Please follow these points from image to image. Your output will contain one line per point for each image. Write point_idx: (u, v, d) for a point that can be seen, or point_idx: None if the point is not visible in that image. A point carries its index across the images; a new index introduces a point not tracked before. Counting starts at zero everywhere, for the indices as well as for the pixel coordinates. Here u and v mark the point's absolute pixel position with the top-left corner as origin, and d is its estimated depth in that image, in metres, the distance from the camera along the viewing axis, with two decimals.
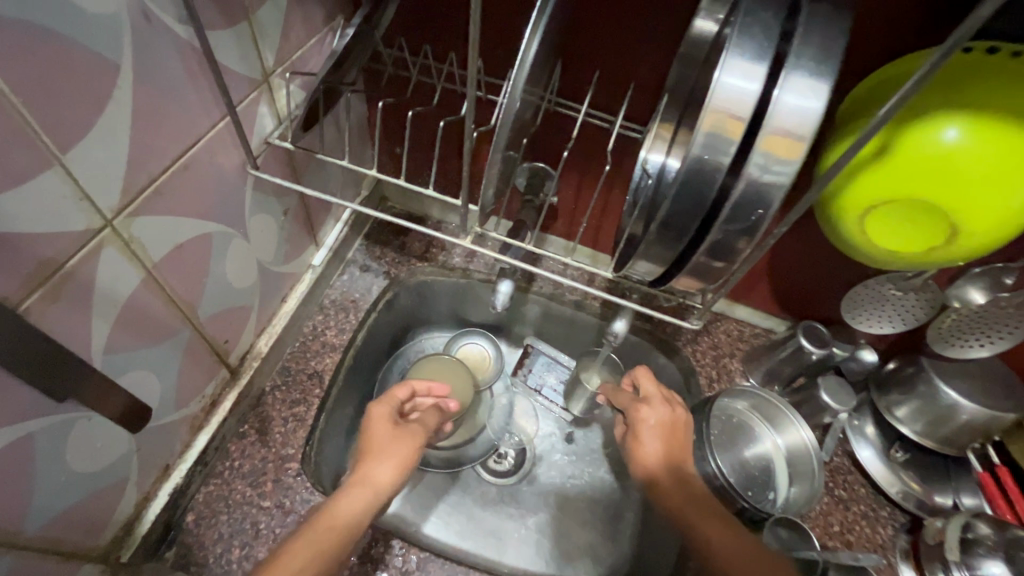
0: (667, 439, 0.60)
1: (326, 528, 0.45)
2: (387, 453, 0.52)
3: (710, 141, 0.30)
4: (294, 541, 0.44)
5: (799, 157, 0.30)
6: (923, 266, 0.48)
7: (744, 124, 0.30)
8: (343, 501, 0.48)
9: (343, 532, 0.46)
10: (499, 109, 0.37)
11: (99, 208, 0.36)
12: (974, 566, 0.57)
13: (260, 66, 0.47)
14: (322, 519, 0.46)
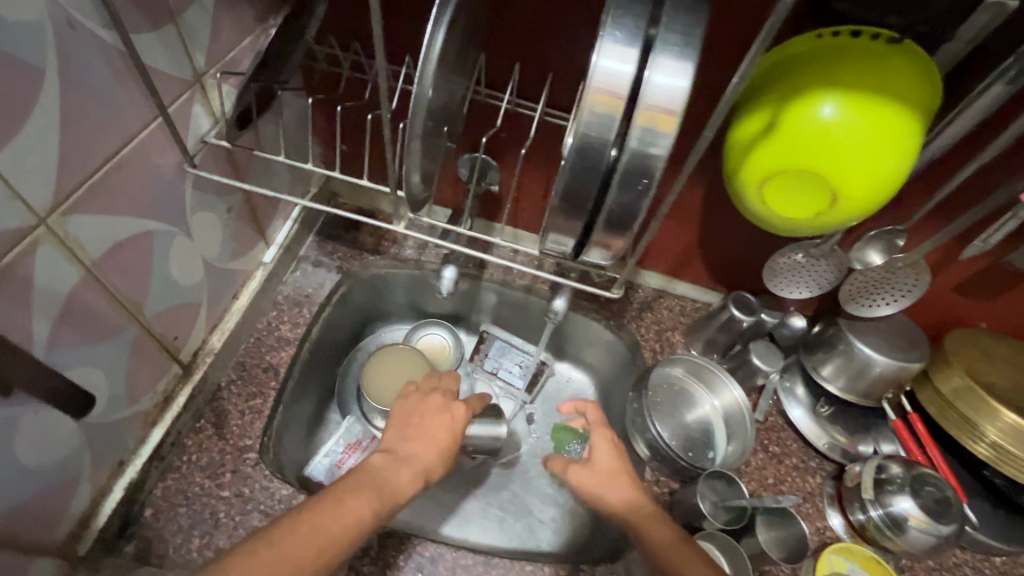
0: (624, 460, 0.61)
1: (385, 489, 0.50)
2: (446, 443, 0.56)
3: (595, 118, 0.34)
4: (353, 491, 0.48)
5: (673, 130, 0.34)
6: (811, 231, 0.53)
7: (622, 101, 0.34)
8: (405, 476, 0.52)
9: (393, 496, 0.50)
10: (412, 98, 0.40)
11: (33, 207, 0.38)
12: (886, 504, 0.64)
13: (191, 67, 0.49)
14: (380, 481, 0.50)
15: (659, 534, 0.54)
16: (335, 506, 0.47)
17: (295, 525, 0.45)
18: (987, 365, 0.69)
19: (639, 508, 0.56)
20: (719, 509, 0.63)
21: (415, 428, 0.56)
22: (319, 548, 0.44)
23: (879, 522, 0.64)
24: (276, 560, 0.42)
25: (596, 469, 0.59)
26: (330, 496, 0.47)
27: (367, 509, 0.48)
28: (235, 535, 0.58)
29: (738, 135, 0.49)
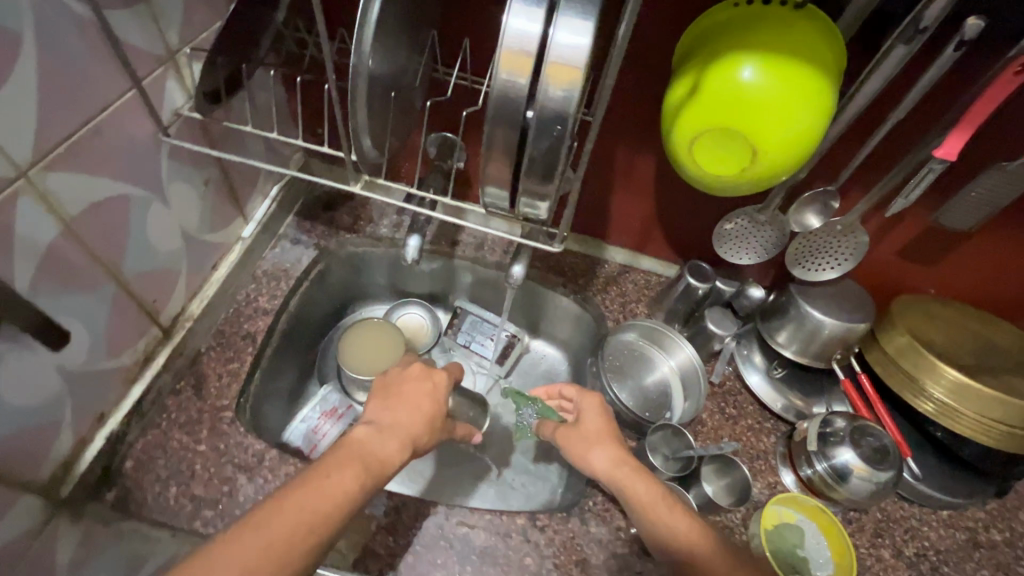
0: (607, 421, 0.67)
1: (369, 462, 0.50)
2: (432, 409, 0.59)
3: (509, 75, 0.39)
4: (339, 465, 0.48)
5: (577, 84, 0.38)
6: (735, 186, 0.56)
7: (531, 59, 0.38)
8: (392, 442, 0.53)
9: (381, 464, 0.51)
10: (354, 59, 0.44)
11: (14, 160, 0.42)
12: (830, 457, 0.67)
13: (163, 44, 0.53)
14: (365, 453, 0.51)
15: (639, 491, 0.58)
16: (318, 482, 0.46)
17: (280, 506, 0.44)
18: (929, 326, 0.72)
19: (623, 465, 0.61)
20: (670, 461, 0.67)
21: (397, 400, 0.58)
22: (308, 526, 0.44)
23: (824, 475, 0.68)
24: (267, 544, 0.42)
25: (583, 431, 0.66)
26: (312, 476, 0.47)
27: (355, 483, 0.48)
28: (210, 485, 0.62)
29: (674, 91, 0.53)
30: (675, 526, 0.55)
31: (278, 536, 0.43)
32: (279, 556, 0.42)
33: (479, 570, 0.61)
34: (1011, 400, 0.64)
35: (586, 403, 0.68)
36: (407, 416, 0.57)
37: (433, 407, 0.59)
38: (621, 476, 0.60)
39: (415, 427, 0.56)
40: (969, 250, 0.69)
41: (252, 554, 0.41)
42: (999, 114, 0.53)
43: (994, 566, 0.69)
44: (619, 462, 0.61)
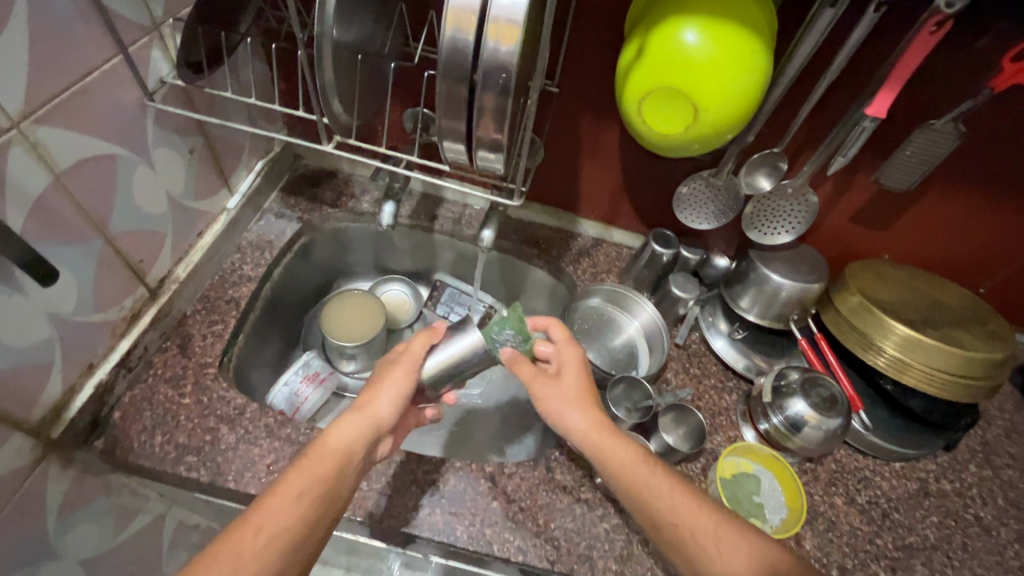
0: (585, 374, 0.65)
1: (325, 463, 0.54)
2: (392, 387, 0.62)
3: (455, 34, 0.43)
4: (291, 473, 0.53)
5: (516, 41, 0.42)
6: (681, 146, 0.60)
7: (474, 20, 0.42)
8: (346, 427, 0.57)
9: (344, 454, 0.56)
10: (319, 23, 0.48)
11: (7, 112, 0.46)
12: (784, 409, 0.71)
13: (148, 14, 0.58)
14: (321, 450, 0.55)
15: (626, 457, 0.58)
16: (278, 496, 0.51)
17: (241, 527, 0.49)
18: (880, 285, 0.75)
19: (603, 423, 0.60)
20: (631, 411, 0.70)
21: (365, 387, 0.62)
22: (272, 533, 0.49)
23: (780, 427, 0.71)
24: (232, 563, 0.46)
25: (563, 388, 0.63)
26: (271, 492, 0.51)
27: (316, 488, 0.52)
28: (194, 434, 0.66)
29: (625, 55, 0.57)
30: (659, 492, 0.55)
31: (244, 554, 0.47)
32: (246, 569, 0.46)
33: (449, 513, 0.65)
34: (953, 349, 0.67)
35: (569, 356, 0.65)
36: (366, 399, 0.60)
37: (392, 383, 0.62)
38: (606, 441, 0.59)
39: (377, 411, 0.60)
40: (916, 211, 0.73)
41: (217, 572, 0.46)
42: (925, 74, 0.58)
43: (942, 512, 0.72)
44: (602, 426, 0.60)
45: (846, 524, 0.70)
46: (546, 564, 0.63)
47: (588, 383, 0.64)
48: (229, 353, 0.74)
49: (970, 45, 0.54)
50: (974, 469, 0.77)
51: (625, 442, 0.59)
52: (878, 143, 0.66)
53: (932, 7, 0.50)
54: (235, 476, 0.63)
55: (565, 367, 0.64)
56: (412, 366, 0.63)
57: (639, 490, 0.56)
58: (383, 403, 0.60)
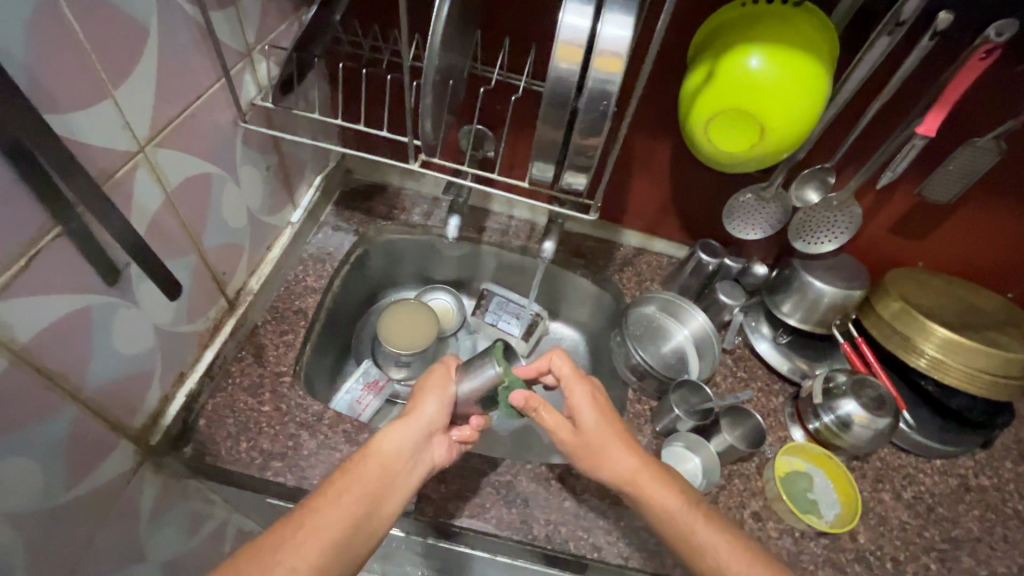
0: (603, 413, 0.64)
1: (374, 467, 0.57)
2: (435, 393, 0.64)
3: (562, 65, 0.46)
4: (339, 478, 0.55)
5: (620, 70, 0.46)
6: (745, 160, 0.65)
7: (581, 50, 0.46)
8: (394, 432, 0.59)
9: (392, 457, 0.58)
10: (426, 53, 0.51)
11: (136, 136, 0.49)
12: (835, 408, 0.75)
13: (244, 41, 0.61)
14: (371, 453, 0.58)
15: (664, 498, 0.59)
16: (324, 496, 0.53)
17: (289, 527, 0.50)
18: (920, 292, 0.80)
19: (636, 472, 0.60)
20: (689, 412, 0.75)
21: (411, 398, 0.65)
22: (315, 529, 0.50)
23: (830, 425, 0.75)
24: (273, 554, 0.47)
25: (589, 438, 0.62)
26: (319, 497, 0.53)
27: (362, 493, 0.54)
28: (276, 440, 0.69)
29: (696, 76, 0.61)
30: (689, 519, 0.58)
31: (285, 546, 0.48)
32: (289, 566, 0.47)
33: (524, 512, 0.68)
34: (992, 350, 0.71)
35: (582, 401, 0.63)
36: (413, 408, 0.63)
37: (433, 388, 0.64)
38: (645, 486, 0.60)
39: (424, 414, 0.62)
40: (953, 221, 0.77)
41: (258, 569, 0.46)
42: (972, 94, 0.62)
43: (984, 506, 0.76)
44: (636, 469, 0.60)
45: (896, 519, 0.73)
46: (618, 559, 0.66)
47: (611, 423, 0.63)
48: (301, 363, 0.77)
49: (1011, 69, 0.59)
50: (1010, 465, 0.81)
51: (664, 485, 0.60)
52: (923, 158, 0.70)
53: (982, 35, 0.54)
54: (320, 479, 0.66)
55: (580, 409, 0.63)
56: (445, 377, 0.65)
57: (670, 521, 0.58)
58: (428, 407, 0.63)
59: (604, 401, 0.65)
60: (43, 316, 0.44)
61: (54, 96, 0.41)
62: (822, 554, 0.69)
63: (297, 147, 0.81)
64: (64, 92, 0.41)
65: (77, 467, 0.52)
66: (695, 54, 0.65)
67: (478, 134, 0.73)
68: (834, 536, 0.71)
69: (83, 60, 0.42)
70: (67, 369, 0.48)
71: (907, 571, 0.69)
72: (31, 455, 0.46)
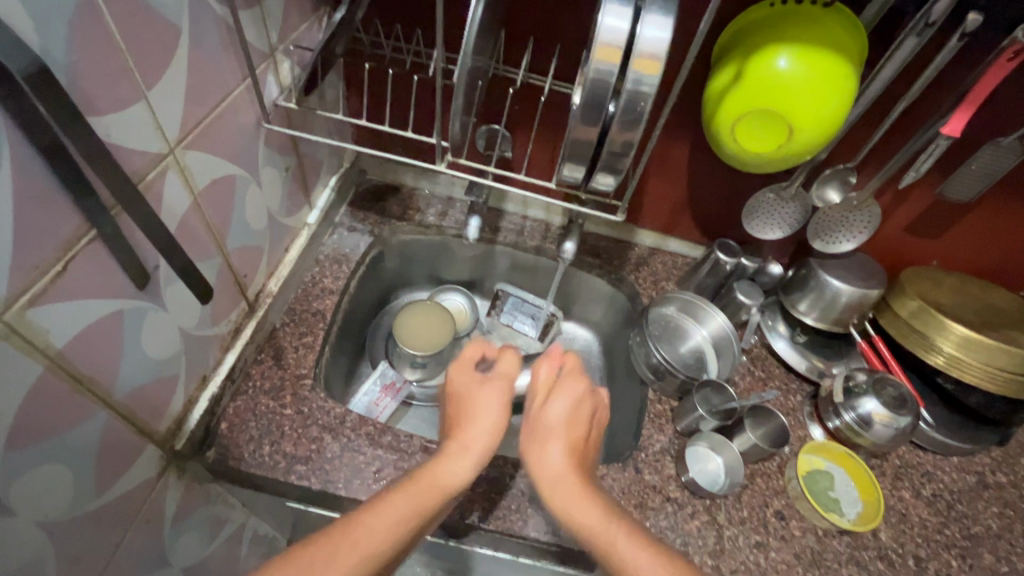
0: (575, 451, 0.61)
1: (433, 488, 0.54)
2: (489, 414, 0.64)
3: (600, 66, 0.46)
4: (399, 492, 0.52)
5: (658, 72, 0.45)
6: (772, 161, 0.65)
7: (619, 52, 0.45)
8: (453, 459, 0.57)
9: (449, 487, 0.55)
10: (459, 54, 0.51)
11: (166, 137, 0.48)
12: (855, 407, 0.75)
13: (268, 41, 0.60)
14: (432, 476, 0.55)
15: (570, 490, 0.56)
16: (381, 513, 0.50)
17: (337, 543, 0.47)
18: (936, 291, 0.80)
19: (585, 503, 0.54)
20: (712, 411, 0.75)
21: (461, 415, 0.64)
22: (369, 548, 0.48)
23: (851, 424, 0.75)
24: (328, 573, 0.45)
25: (549, 467, 0.58)
26: (375, 509, 0.50)
27: (416, 514, 0.51)
28: (300, 444, 0.68)
29: (723, 77, 0.61)
30: (591, 512, 0.54)
31: (339, 562, 0.46)
32: None
33: (549, 514, 0.68)
34: (1013, 349, 0.71)
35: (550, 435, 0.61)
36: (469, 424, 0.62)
37: (488, 406, 0.64)
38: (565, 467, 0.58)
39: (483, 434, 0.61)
40: (970, 220, 0.77)
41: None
42: (997, 94, 0.62)
43: (1001, 503, 0.77)
44: (586, 502, 0.55)
45: (915, 516, 0.74)
46: None
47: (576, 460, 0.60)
48: (321, 366, 0.76)
49: None
50: None
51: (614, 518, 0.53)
52: (945, 157, 0.71)
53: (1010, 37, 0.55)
54: (344, 483, 0.66)
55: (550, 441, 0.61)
56: (501, 387, 0.66)
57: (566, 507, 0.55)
58: (500, 416, 0.63)
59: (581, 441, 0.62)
60: (77, 320, 0.44)
61: (92, 98, 0.40)
62: (844, 552, 0.69)
63: (314, 147, 0.81)
64: (100, 94, 0.40)
65: (105, 474, 0.51)
66: (721, 54, 0.65)
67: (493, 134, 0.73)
68: (856, 535, 0.71)
69: (118, 62, 0.41)
70: (98, 374, 0.47)
71: (929, 568, 0.70)
72: (63, 462, 0.45)
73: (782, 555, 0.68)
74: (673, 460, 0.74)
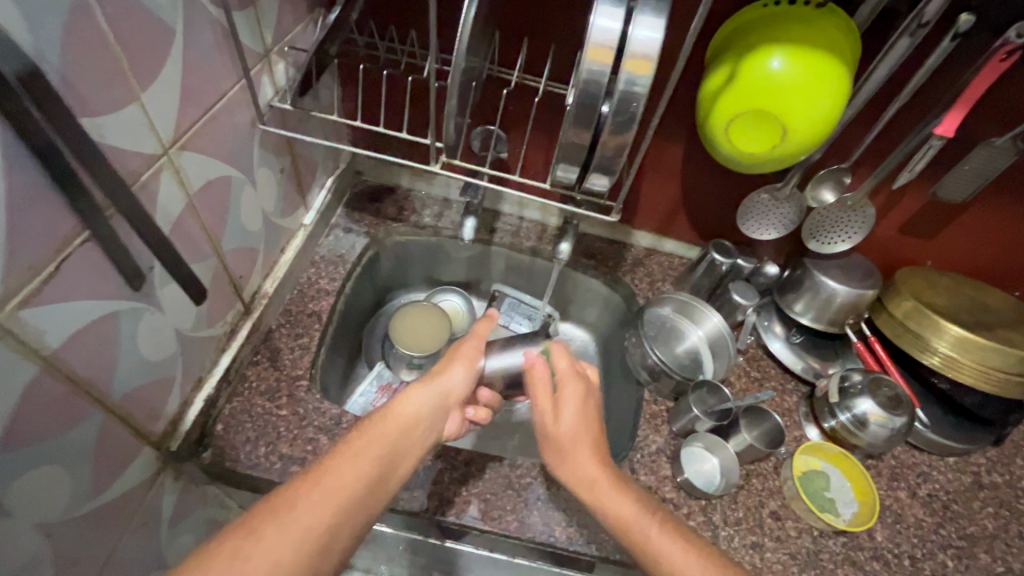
0: (587, 413, 0.61)
1: (396, 427, 0.53)
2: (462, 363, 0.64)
3: (593, 66, 0.46)
4: (364, 436, 0.51)
5: (650, 72, 0.45)
6: (767, 161, 0.65)
7: (611, 52, 0.45)
8: (416, 394, 0.57)
9: (411, 429, 0.54)
10: (453, 56, 0.51)
11: (161, 138, 0.48)
12: (851, 407, 0.75)
13: (262, 43, 0.60)
14: (392, 415, 0.54)
15: (625, 509, 0.54)
16: (343, 458, 0.48)
17: (301, 483, 0.45)
18: (930, 291, 0.80)
19: (597, 482, 0.56)
20: (708, 412, 0.75)
21: (433, 366, 0.63)
22: (334, 487, 0.45)
23: (847, 424, 0.75)
24: (289, 518, 0.42)
25: (564, 432, 0.59)
26: (338, 455, 0.48)
27: (380, 459, 0.49)
28: (295, 445, 0.68)
29: (717, 77, 0.61)
30: (655, 537, 0.52)
31: (308, 506, 0.43)
32: (295, 531, 0.42)
33: (545, 514, 0.68)
34: (1007, 349, 0.71)
35: (571, 392, 0.61)
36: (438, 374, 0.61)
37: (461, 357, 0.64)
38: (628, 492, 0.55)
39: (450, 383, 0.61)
40: (964, 221, 0.78)
41: (255, 536, 0.41)
42: (990, 94, 0.63)
43: (998, 503, 0.77)
44: (597, 476, 0.56)
45: (912, 516, 0.74)
46: None
47: (590, 426, 0.60)
48: (317, 368, 0.77)
49: None
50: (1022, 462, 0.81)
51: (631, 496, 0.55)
52: (939, 157, 0.71)
53: (1002, 37, 0.55)
54: None
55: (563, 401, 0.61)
56: (477, 351, 0.65)
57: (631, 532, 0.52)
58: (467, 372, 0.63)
59: (591, 404, 0.62)
60: (73, 322, 0.44)
61: (87, 100, 0.40)
62: (840, 553, 0.69)
63: (309, 149, 0.81)
64: (95, 95, 0.41)
65: (101, 475, 0.51)
66: (715, 55, 0.65)
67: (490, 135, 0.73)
68: (852, 535, 0.71)
69: (112, 62, 0.41)
70: (95, 376, 0.47)
71: (926, 568, 0.70)
72: (61, 463, 0.45)
73: (779, 555, 0.68)
74: (669, 460, 0.74)
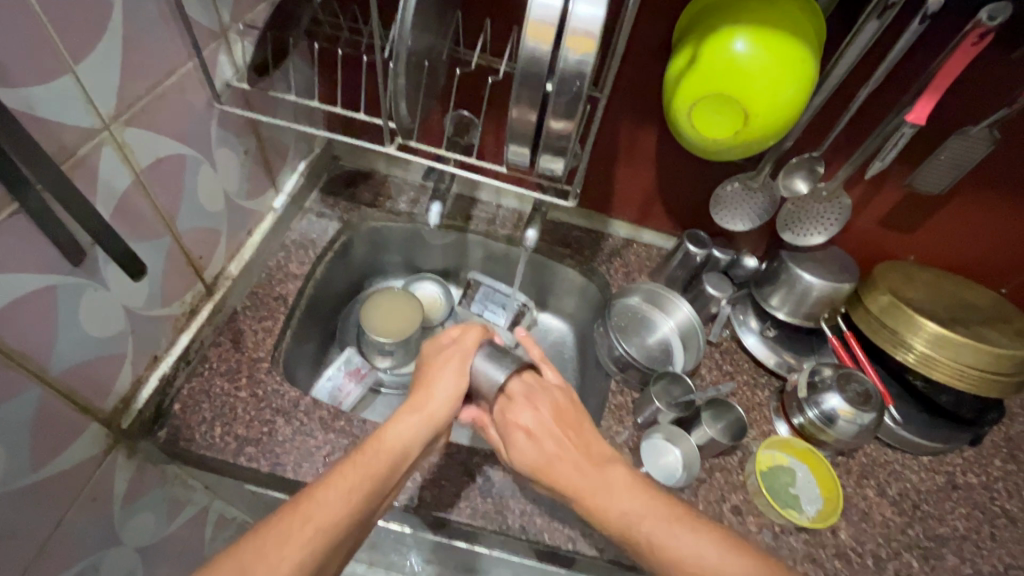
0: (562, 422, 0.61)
1: (380, 454, 0.52)
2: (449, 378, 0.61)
3: (534, 44, 0.45)
4: (344, 464, 0.50)
5: (593, 49, 0.44)
6: (732, 148, 0.63)
7: (552, 30, 0.44)
8: (398, 426, 0.56)
9: (399, 452, 0.54)
10: (396, 32, 0.50)
11: (99, 112, 0.48)
12: (819, 403, 0.74)
13: (218, 19, 0.59)
14: (378, 446, 0.53)
15: (629, 506, 0.52)
16: (332, 487, 0.48)
17: (294, 513, 0.45)
18: (909, 286, 0.78)
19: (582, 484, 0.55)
20: (671, 404, 0.74)
21: (422, 384, 0.61)
22: (315, 525, 0.45)
23: (815, 420, 0.74)
24: (280, 551, 0.42)
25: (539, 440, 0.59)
26: (324, 484, 0.48)
27: (363, 484, 0.49)
28: (251, 426, 0.68)
29: (682, 59, 0.60)
30: (659, 531, 0.50)
31: (292, 541, 0.43)
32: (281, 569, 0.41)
33: (500, 502, 0.67)
34: (983, 346, 0.69)
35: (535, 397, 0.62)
36: (422, 397, 0.60)
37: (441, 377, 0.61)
38: (636, 523, 0.51)
39: (435, 407, 0.59)
40: (946, 214, 0.75)
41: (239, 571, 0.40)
42: (967, 79, 0.60)
43: (970, 505, 0.75)
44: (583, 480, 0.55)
45: (879, 515, 0.72)
46: (594, 551, 0.65)
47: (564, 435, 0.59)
48: (280, 352, 0.76)
49: (1007, 54, 0.57)
50: (999, 463, 0.79)
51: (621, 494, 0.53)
52: (917, 146, 0.69)
53: (974, 20, 0.52)
54: (294, 466, 0.66)
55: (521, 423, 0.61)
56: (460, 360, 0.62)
57: (644, 541, 0.50)
58: (455, 386, 0.60)
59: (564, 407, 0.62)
60: (1, 295, 0.44)
61: (7, 68, 0.40)
62: (801, 549, 0.68)
63: (279, 131, 0.80)
64: (19, 66, 0.40)
65: (42, 449, 0.51)
66: (681, 37, 0.64)
67: (461, 120, 0.71)
68: (815, 532, 0.70)
69: (38, 32, 0.41)
70: (31, 350, 0.47)
71: (889, 568, 0.68)
72: None
73: None
74: (631, 452, 0.73)
